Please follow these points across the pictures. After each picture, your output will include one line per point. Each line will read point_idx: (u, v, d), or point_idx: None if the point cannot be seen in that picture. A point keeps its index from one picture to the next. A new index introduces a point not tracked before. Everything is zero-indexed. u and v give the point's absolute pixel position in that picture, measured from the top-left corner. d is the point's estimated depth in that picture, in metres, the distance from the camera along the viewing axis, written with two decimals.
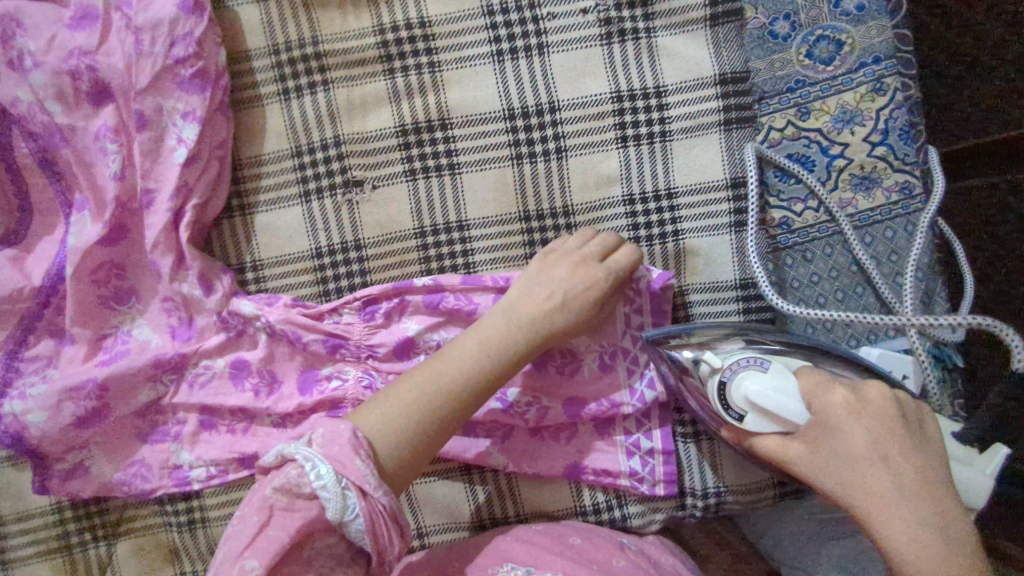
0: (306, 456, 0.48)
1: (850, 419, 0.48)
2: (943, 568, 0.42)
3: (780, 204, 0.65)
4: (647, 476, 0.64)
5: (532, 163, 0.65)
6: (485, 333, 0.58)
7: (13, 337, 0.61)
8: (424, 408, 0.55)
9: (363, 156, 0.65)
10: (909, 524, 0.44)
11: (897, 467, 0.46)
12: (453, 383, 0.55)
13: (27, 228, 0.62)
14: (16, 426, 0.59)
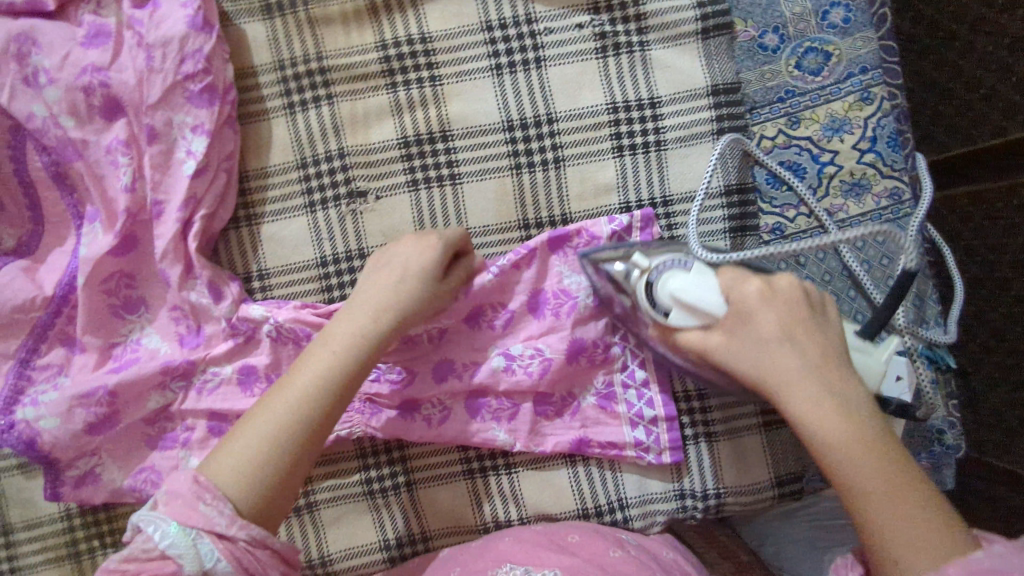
0: (150, 521, 0.48)
1: (764, 308, 0.53)
2: (844, 435, 0.48)
3: (773, 211, 0.67)
4: (653, 445, 0.66)
5: (531, 173, 0.67)
6: (300, 373, 0.55)
7: (25, 346, 0.62)
8: (260, 455, 0.52)
9: (367, 168, 0.67)
10: (815, 397, 0.49)
11: (802, 347, 0.52)
12: (298, 403, 0.54)
13: (40, 239, 0.64)
14: (29, 432, 0.60)
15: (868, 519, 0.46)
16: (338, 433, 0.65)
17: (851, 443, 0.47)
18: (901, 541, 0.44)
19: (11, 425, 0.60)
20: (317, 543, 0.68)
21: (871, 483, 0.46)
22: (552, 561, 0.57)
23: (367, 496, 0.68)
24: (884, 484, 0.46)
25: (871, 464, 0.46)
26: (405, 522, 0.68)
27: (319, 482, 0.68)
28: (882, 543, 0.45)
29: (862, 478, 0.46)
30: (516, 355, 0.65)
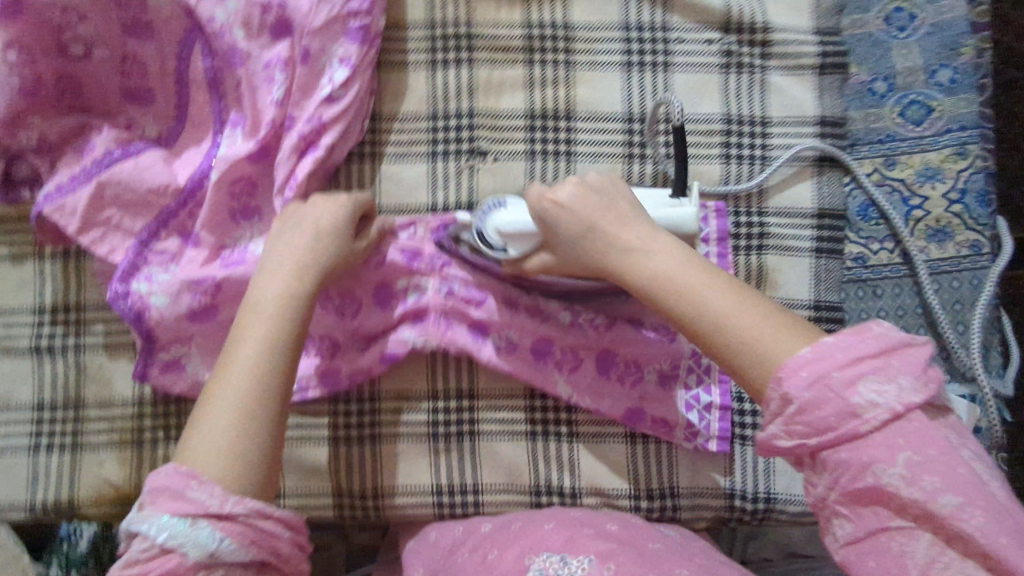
0: (141, 523, 0.46)
1: (567, 207, 0.58)
2: (678, 278, 0.52)
3: (858, 241, 0.72)
4: (702, 431, 0.68)
5: (642, 163, 0.71)
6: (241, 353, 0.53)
7: (148, 228, 0.65)
8: (223, 437, 0.49)
9: (492, 130, 0.71)
10: (641, 253, 0.55)
11: (603, 230, 0.57)
12: (249, 367, 0.52)
13: (180, 135, 0.68)
14: (140, 305, 0.63)
15: (725, 342, 0.49)
16: (414, 343, 0.68)
17: (690, 282, 0.52)
18: (762, 352, 0.47)
19: (125, 295, 0.63)
20: (372, 475, 0.69)
21: (712, 309, 0.50)
22: (589, 548, 0.56)
23: (429, 438, 0.69)
24: (720, 299, 0.50)
25: (720, 305, 0.50)
26: (462, 470, 0.69)
27: (385, 414, 0.70)
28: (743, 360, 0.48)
29: (704, 308, 0.50)
30: (580, 310, 0.68)
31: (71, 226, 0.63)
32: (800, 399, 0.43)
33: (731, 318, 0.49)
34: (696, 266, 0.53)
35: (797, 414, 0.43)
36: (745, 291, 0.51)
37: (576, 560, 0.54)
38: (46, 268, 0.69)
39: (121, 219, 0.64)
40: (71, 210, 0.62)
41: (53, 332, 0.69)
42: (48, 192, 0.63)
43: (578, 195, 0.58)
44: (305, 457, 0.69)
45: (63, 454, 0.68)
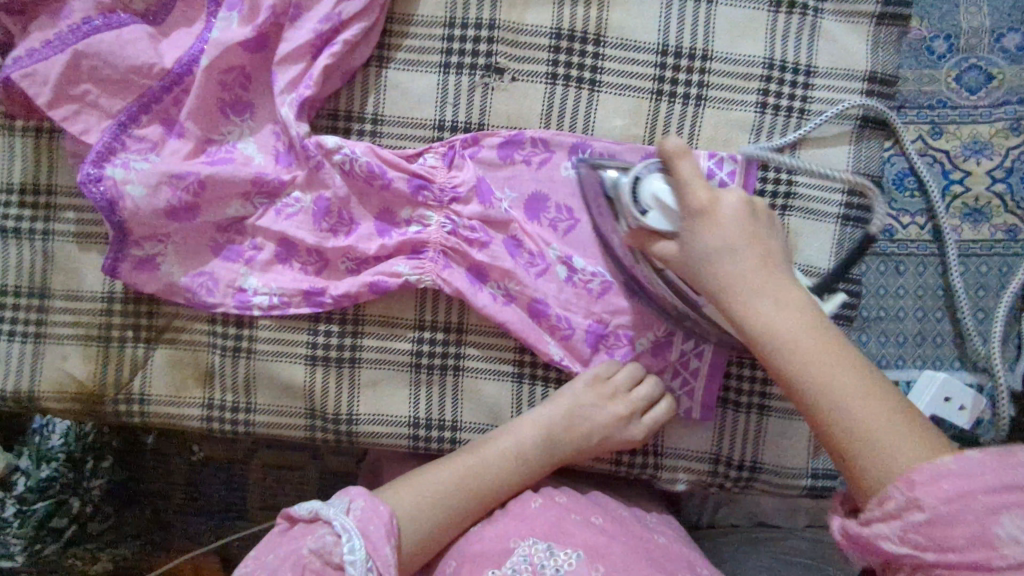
0: (343, 527, 0.51)
1: (699, 224, 0.51)
2: (806, 346, 0.47)
3: (889, 211, 0.67)
4: (687, 399, 0.65)
5: (671, 102, 0.65)
6: (534, 456, 0.61)
7: (127, 111, 0.59)
8: (455, 501, 0.58)
9: (513, 46, 0.65)
10: (763, 301, 0.49)
11: (774, 297, 0.49)
12: (443, 499, 0.58)
13: (168, 13, 0.62)
14: (113, 192, 0.58)
15: (840, 432, 0.45)
16: (407, 277, 0.63)
17: (822, 367, 0.46)
18: (882, 454, 0.44)
19: (98, 179, 0.58)
20: (348, 399, 0.66)
21: (848, 404, 0.45)
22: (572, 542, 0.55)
23: (411, 368, 0.66)
24: (836, 368, 0.46)
25: (833, 364, 0.46)
26: (442, 404, 0.66)
27: (368, 337, 0.66)
28: (851, 429, 0.45)
29: (822, 369, 0.46)
30: (578, 269, 0.64)
31: (41, 98, 0.57)
32: (930, 510, 0.40)
33: (815, 375, 0.46)
34: (830, 341, 0.47)
35: (924, 524, 0.41)
36: (878, 386, 0.46)
37: (562, 553, 0.54)
38: (16, 144, 0.64)
39: (98, 96, 0.59)
40: (43, 80, 0.57)
41: (20, 213, 0.65)
42: (20, 57, 0.57)
43: (724, 195, 0.52)
44: (279, 375, 0.65)
45: (25, 343, 0.65)
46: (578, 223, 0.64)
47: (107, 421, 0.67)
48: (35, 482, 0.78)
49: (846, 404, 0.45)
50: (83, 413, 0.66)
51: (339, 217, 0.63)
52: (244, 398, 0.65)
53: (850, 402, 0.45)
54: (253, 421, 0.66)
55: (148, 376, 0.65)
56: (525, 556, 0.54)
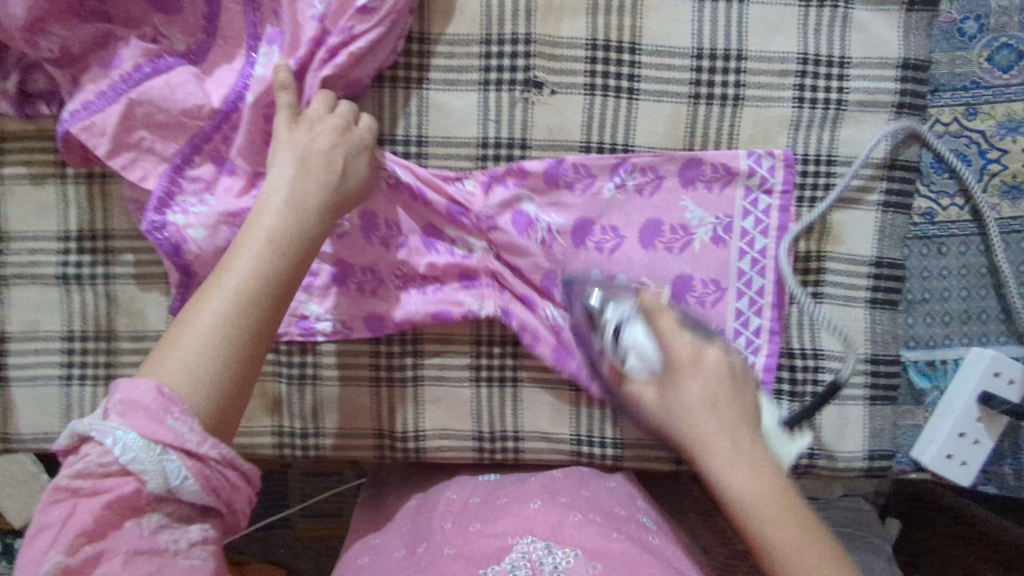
0: (100, 430, 0.41)
1: (685, 378, 0.55)
2: (771, 510, 0.49)
3: (929, 194, 0.68)
4: None
5: (709, 104, 0.66)
6: (204, 315, 0.46)
7: (180, 153, 0.61)
8: (251, 312, 0.47)
9: (550, 60, 0.66)
10: (730, 474, 0.51)
11: (754, 459, 0.52)
12: (241, 318, 0.47)
13: (208, 52, 0.63)
14: (177, 237, 0.59)
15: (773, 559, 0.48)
16: (470, 306, 0.66)
17: (759, 512, 0.50)
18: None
19: (161, 225, 0.59)
20: (413, 417, 0.68)
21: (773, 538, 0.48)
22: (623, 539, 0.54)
23: (471, 384, 0.68)
24: (771, 514, 0.49)
25: (785, 522, 0.49)
26: (502, 415, 0.68)
27: (427, 355, 0.68)
28: (769, 539, 0.49)
29: (732, 473, 0.51)
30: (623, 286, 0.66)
31: (100, 149, 0.58)
32: None
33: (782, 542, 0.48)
34: (790, 504, 0.50)
35: None
36: (793, 501, 0.50)
37: (562, 552, 0.51)
38: (70, 192, 0.65)
39: (153, 142, 0.60)
40: (100, 131, 0.58)
41: (80, 258, 0.66)
42: (74, 109, 0.58)
43: (707, 351, 0.56)
44: (346, 400, 0.67)
45: (96, 386, 0.66)
46: (624, 241, 0.66)
47: None
48: None
49: (762, 523, 0.49)
50: None
51: (388, 231, 0.66)
52: (315, 424, 0.68)
53: (796, 547, 0.48)
54: (324, 445, 0.68)
55: None
56: (524, 553, 0.51)
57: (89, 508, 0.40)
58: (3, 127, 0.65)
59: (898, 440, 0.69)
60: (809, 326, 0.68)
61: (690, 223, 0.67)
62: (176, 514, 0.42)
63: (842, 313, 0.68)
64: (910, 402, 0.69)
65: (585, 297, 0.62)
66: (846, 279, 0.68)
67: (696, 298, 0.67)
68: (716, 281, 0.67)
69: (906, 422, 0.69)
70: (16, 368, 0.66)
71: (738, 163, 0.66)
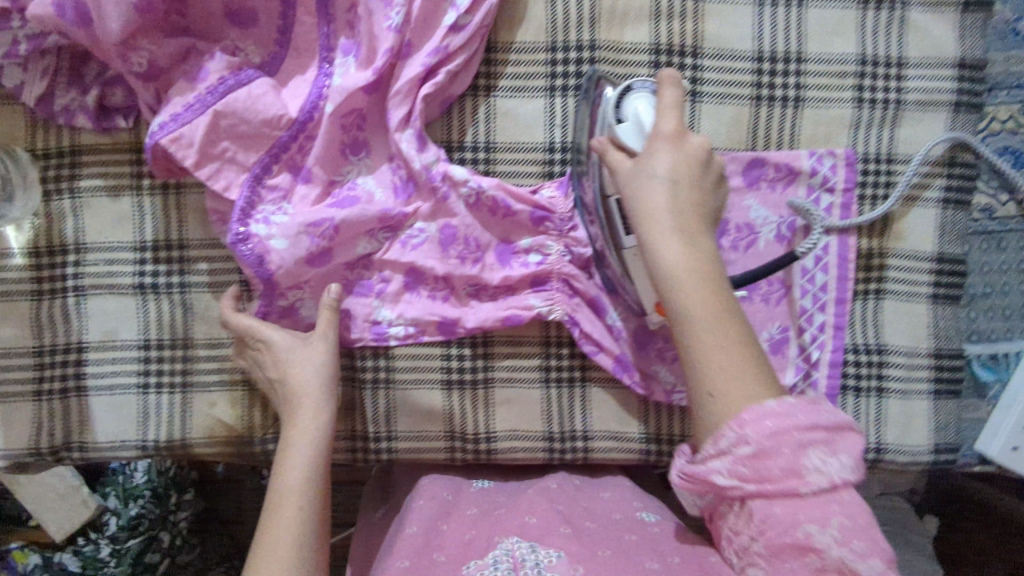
0: None
1: (656, 176, 0.53)
2: (704, 347, 0.49)
3: (987, 192, 0.69)
4: (812, 391, 0.68)
5: (770, 106, 0.67)
6: (290, 477, 0.56)
7: (259, 163, 0.62)
8: (314, 508, 0.56)
9: (614, 65, 0.67)
10: (701, 321, 0.50)
11: (719, 283, 0.51)
12: (298, 496, 0.55)
13: (281, 64, 0.64)
14: (260, 249, 0.60)
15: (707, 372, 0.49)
16: (539, 309, 0.66)
17: (717, 333, 0.49)
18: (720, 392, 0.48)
19: (242, 237, 0.60)
20: (484, 419, 0.68)
21: (718, 376, 0.49)
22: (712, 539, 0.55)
23: (541, 385, 0.69)
24: (712, 322, 0.50)
25: (736, 353, 0.49)
26: (571, 416, 0.69)
27: (498, 358, 0.68)
28: (706, 368, 0.49)
29: (697, 310, 0.50)
30: None
31: (188, 160, 0.59)
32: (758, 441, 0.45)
33: (725, 380, 0.48)
34: (741, 341, 0.50)
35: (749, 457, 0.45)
36: (751, 349, 0.50)
37: (544, 552, 0.52)
38: (146, 203, 0.66)
39: (235, 152, 0.61)
40: (188, 142, 0.59)
41: (156, 268, 0.67)
42: (163, 122, 0.59)
43: (666, 160, 0.54)
44: (418, 402, 0.68)
45: (172, 394, 0.67)
46: None
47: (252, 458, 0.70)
48: (126, 519, 0.83)
49: (698, 357, 0.50)
50: (234, 455, 0.69)
51: (465, 244, 0.66)
52: (387, 427, 0.68)
53: (733, 399, 0.48)
54: (396, 447, 0.69)
55: None
56: (507, 550, 0.53)
57: None
58: (79, 140, 0.66)
59: (962, 434, 0.70)
60: (873, 322, 0.69)
61: (755, 221, 0.68)
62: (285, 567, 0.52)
63: (905, 309, 0.69)
64: (973, 396, 0.71)
65: (598, 96, 0.63)
66: (908, 275, 0.69)
67: (761, 296, 0.69)
68: (779, 278, 0.69)
69: (970, 416, 0.70)
70: (93, 378, 0.67)
71: (799, 162, 0.67)
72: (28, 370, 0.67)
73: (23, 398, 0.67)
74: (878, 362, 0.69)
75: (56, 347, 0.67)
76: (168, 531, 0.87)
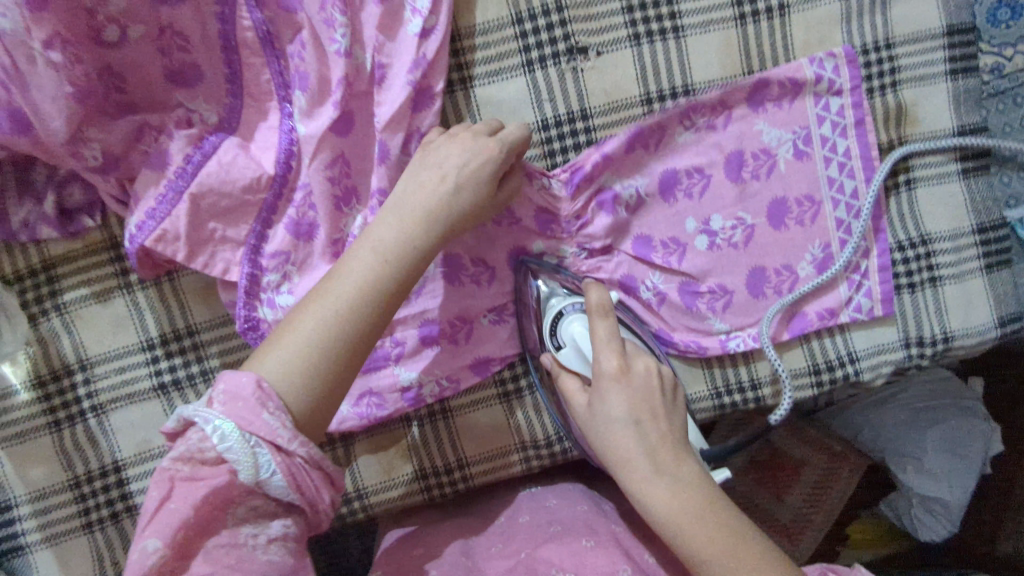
0: (206, 417, 0.45)
1: (609, 387, 0.50)
2: (694, 533, 0.47)
3: (992, 50, 0.68)
4: (865, 302, 0.66)
5: (757, 22, 0.64)
6: (324, 299, 0.49)
7: (254, 232, 0.58)
8: (345, 324, 0.49)
9: (587, 21, 0.63)
10: (667, 521, 0.48)
11: (678, 470, 0.49)
12: (334, 325, 0.49)
13: (239, 115, 0.58)
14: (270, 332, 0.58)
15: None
16: None
17: (705, 547, 0.47)
18: None
19: (254, 323, 0.58)
20: (551, 420, 0.65)
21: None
22: None
23: None
24: (708, 544, 0.47)
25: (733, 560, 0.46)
26: None
27: None
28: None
29: (683, 530, 0.47)
30: (718, 231, 0.65)
31: (179, 255, 0.56)
32: None
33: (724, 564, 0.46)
34: (735, 532, 0.47)
35: None
36: (743, 538, 0.47)
37: None
38: (139, 298, 0.61)
39: (224, 230, 0.57)
40: (174, 236, 0.55)
41: (171, 363, 0.62)
42: (140, 222, 0.55)
43: (601, 356, 0.50)
44: (481, 421, 0.65)
45: None
46: (712, 180, 0.65)
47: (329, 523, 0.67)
48: None
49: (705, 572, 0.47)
50: None
51: (474, 265, 0.63)
52: (455, 455, 0.65)
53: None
54: (470, 474, 0.66)
55: (355, 472, 0.65)
56: None
57: (184, 496, 0.44)
58: (50, 252, 0.60)
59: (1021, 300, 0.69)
60: (911, 213, 0.67)
61: (770, 144, 0.65)
62: (262, 509, 0.46)
63: (940, 192, 0.67)
64: None
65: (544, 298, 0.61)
66: (935, 157, 0.67)
67: (795, 219, 0.65)
68: (811, 195, 0.65)
69: None
70: (140, 493, 0.63)
71: (802, 73, 0.64)
72: (69, 506, 0.62)
73: (74, 533, 0.63)
74: (923, 252, 0.67)
75: (92, 473, 0.62)
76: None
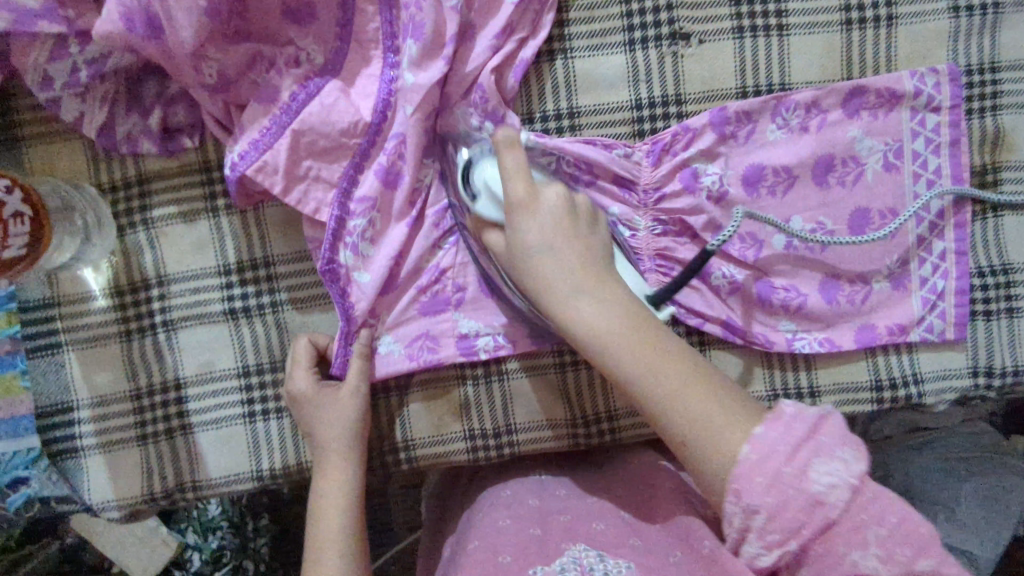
0: None
1: (541, 253, 0.53)
2: (659, 384, 0.49)
3: None
4: (938, 322, 0.65)
5: (862, 30, 0.64)
6: (332, 469, 0.59)
7: (348, 172, 0.59)
8: (349, 486, 0.59)
9: (694, 8, 0.63)
10: (628, 358, 0.49)
11: (605, 294, 0.51)
12: (342, 504, 0.58)
13: (345, 58, 0.60)
14: (346, 280, 0.60)
15: (692, 450, 0.47)
16: None
17: (648, 373, 0.49)
18: (713, 433, 0.46)
19: (334, 267, 0.59)
20: (604, 398, 0.65)
21: (667, 413, 0.48)
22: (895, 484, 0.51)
23: None
24: (666, 367, 0.49)
25: (676, 372, 0.49)
26: None
27: None
28: (681, 428, 0.48)
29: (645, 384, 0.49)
30: (797, 232, 0.64)
31: (276, 185, 0.58)
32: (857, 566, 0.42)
33: (685, 407, 0.48)
34: (693, 379, 0.49)
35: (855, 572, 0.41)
36: (690, 360, 0.50)
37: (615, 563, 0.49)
38: (223, 224, 0.63)
39: (319, 166, 0.59)
40: (273, 165, 0.57)
41: (244, 291, 0.64)
42: (243, 152, 0.57)
43: (580, 299, 0.51)
44: (535, 390, 0.65)
45: (280, 420, 0.64)
46: (797, 181, 0.64)
47: (373, 470, 0.67)
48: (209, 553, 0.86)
49: (693, 444, 0.47)
50: None
51: None
52: (504, 421, 0.65)
53: (692, 412, 0.48)
54: (517, 441, 0.65)
55: (406, 423, 0.65)
56: (575, 558, 0.50)
57: None
58: (146, 168, 0.62)
59: None
60: (995, 241, 0.66)
61: (860, 153, 0.64)
62: None
63: None
64: None
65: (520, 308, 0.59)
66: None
67: (875, 231, 0.64)
68: (897, 209, 0.64)
69: None
70: (196, 414, 0.64)
71: (903, 85, 0.63)
72: (127, 417, 0.64)
73: (128, 443, 0.64)
74: (1004, 281, 0.66)
75: (153, 388, 0.64)
76: (251, 559, 0.88)
